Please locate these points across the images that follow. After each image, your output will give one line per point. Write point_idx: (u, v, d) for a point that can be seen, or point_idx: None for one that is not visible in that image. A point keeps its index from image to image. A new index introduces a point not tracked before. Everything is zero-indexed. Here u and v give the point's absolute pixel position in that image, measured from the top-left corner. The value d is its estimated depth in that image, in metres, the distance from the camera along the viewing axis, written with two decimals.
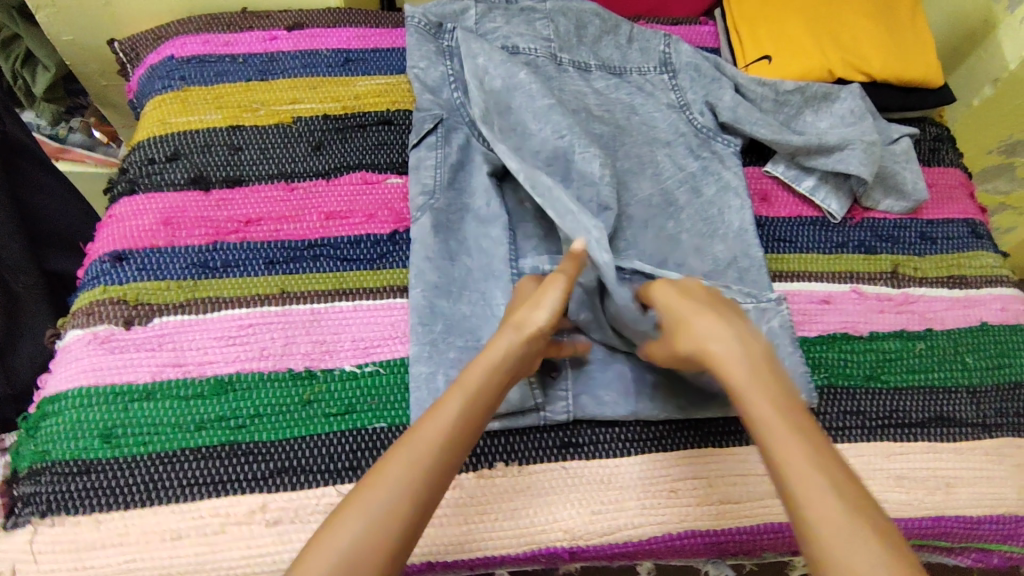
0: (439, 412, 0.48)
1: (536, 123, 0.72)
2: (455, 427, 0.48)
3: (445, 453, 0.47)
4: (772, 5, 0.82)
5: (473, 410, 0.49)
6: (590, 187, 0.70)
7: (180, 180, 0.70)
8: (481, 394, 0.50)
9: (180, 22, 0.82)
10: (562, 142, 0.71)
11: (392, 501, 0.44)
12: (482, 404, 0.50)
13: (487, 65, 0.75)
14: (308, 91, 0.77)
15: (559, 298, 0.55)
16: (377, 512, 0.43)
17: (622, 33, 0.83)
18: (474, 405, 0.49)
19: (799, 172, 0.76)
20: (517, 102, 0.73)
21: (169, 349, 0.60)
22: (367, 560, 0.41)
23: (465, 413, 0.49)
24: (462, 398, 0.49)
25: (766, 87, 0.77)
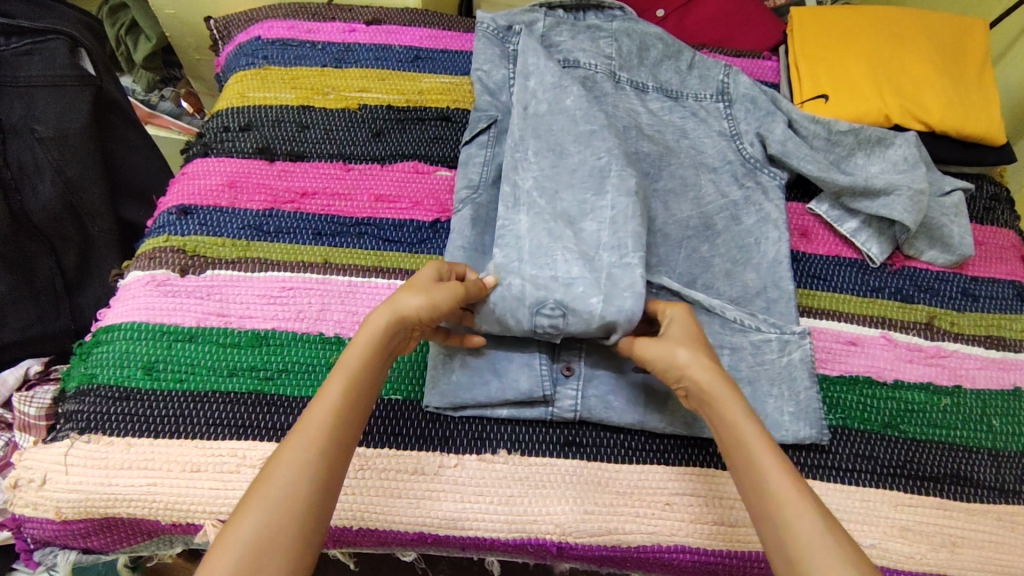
0: (321, 407, 0.47)
1: (573, 136, 0.72)
2: (340, 418, 0.47)
3: (337, 442, 0.46)
4: (835, 48, 0.83)
5: (356, 397, 0.48)
6: (622, 200, 0.67)
7: (249, 148, 0.75)
8: (365, 375, 0.49)
9: (271, 8, 0.89)
10: (600, 162, 0.70)
11: (301, 491, 0.43)
12: (368, 380, 0.49)
13: (537, 87, 0.75)
14: (376, 81, 0.82)
15: (444, 300, 0.53)
16: (287, 502, 0.42)
17: (684, 60, 0.86)
18: (357, 384, 0.49)
19: (842, 213, 0.76)
20: (560, 125, 0.72)
21: (216, 299, 0.65)
22: (274, 548, 0.41)
23: (348, 403, 0.48)
24: (344, 385, 0.48)
25: (819, 125, 0.78)
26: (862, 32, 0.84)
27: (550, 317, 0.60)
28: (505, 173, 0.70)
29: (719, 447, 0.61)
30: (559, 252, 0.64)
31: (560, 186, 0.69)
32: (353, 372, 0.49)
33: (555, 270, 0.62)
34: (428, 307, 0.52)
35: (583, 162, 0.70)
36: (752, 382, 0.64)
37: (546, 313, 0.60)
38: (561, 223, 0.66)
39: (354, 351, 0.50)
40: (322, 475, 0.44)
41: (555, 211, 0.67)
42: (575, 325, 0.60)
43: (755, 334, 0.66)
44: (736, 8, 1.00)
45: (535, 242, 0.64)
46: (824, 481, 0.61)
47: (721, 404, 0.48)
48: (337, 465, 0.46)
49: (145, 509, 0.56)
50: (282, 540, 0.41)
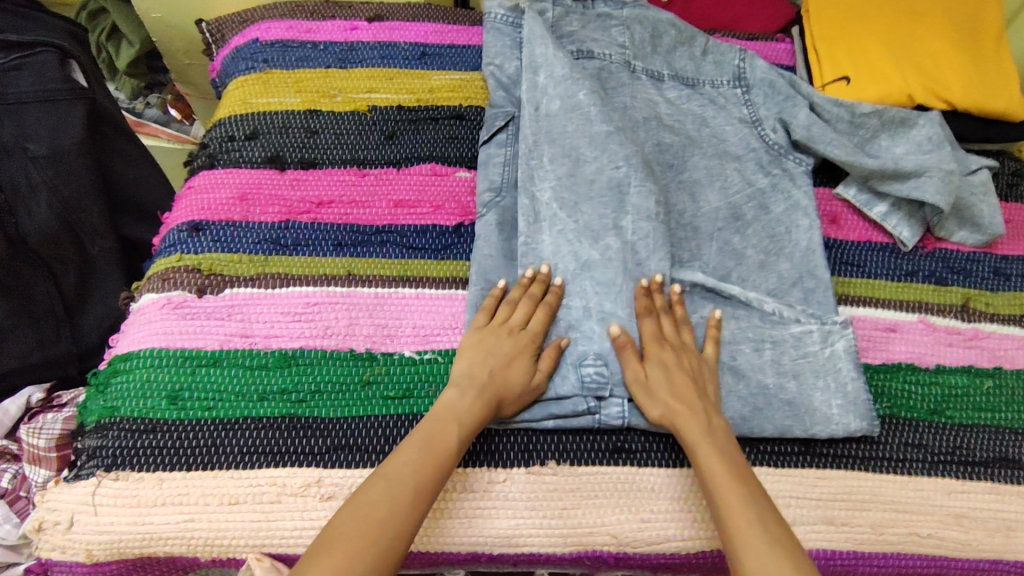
0: (397, 470, 0.50)
1: (589, 140, 0.70)
2: (418, 481, 0.50)
3: (411, 496, 0.49)
4: (855, 25, 0.80)
5: (430, 460, 0.51)
6: (642, 224, 0.66)
7: (258, 158, 0.72)
8: (441, 440, 0.52)
9: (266, 8, 0.85)
10: (618, 171, 0.69)
11: (378, 536, 0.46)
12: (444, 442, 0.52)
13: (547, 83, 0.73)
14: (384, 81, 0.79)
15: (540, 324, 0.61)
16: (367, 547, 0.45)
17: (697, 46, 0.85)
18: (431, 448, 0.52)
19: (871, 197, 0.74)
20: (574, 126, 0.71)
21: (238, 320, 0.62)
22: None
23: (423, 464, 0.51)
24: (421, 448, 0.52)
25: (842, 108, 0.76)
26: (881, 5, 0.81)
27: (594, 365, 0.60)
28: (523, 185, 0.69)
29: (770, 446, 0.61)
30: (586, 281, 0.64)
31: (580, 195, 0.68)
32: (431, 439, 0.52)
33: (586, 300, 0.63)
34: (466, 403, 0.55)
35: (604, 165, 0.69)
36: (797, 375, 0.63)
37: (590, 364, 0.60)
38: (586, 241, 0.66)
39: (429, 418, 0.54)
40: (391, 524, 0.47)
41: (581, 224, 0.66)
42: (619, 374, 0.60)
43: (794, 326, 0.65)
44: None
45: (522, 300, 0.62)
46: (876, 473, 0.60)
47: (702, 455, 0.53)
48: (403, 515, 0.48)
49: (183, 547, 0.54)
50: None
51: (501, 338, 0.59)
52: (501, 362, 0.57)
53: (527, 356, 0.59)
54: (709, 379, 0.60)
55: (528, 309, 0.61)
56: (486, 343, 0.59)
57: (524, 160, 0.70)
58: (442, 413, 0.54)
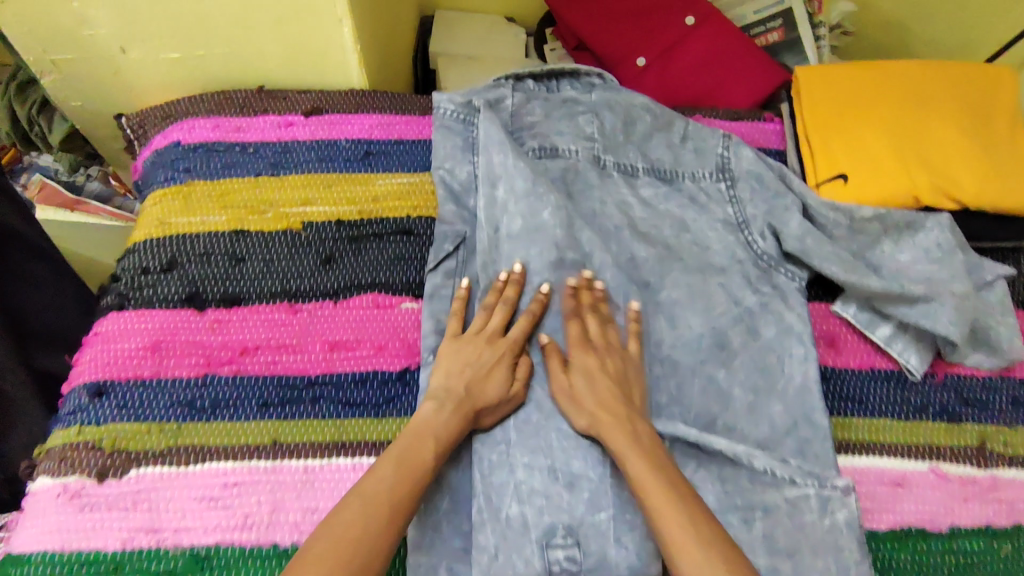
0: (372, 490, 0.48)
1: (551, 265, 0.63)
2: (393, 499, 0.49)
3: (389, 514, 0.48)
4: (851, 112, 0.71)
5: (406, 478, 0.50)
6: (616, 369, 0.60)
7: (174, 296, 0.63)
8: (416, 457, 0.52)
9: (191, 100, 0.75)
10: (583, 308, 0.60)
11: (360, 548, 0.45)
12: (419, 459, 0.52)
13: (507, 199, 0.65)
14: (321, 189, 0.70)
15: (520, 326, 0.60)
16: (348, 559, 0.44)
17: (675, 132, 0.76)
18: (406, 465, 0.51)
19: (873, 316, 0.66)
20: (533, 252, 0.63)
21: (145, 510, 0.54)
22: None
23: (399, 480, 0.50)
24: (396, 464, 0.50)
25: (838, 212, 0.67)
26: (880, 87, 0.72)
27: (564, 549, 0.53)
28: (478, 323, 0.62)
29: None
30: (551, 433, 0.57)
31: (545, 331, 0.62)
32: (403, 456, 0.51)
33: (551, 457, 0.56)
34: (444, 420, 0.54)
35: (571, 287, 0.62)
36: (791, 554, 0.55)
37: (558, 545, 0.54)
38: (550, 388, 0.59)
39: (405, 434, 0.53)
40: (367, 537, 0.46)
41: (544, 369, 0.60)
42: (591, 557, 0.54)
43: (789, 489, 0.57)
44: (726, 51, 0.88)
45: (496, 305, 0.61)
46: None
47: (625, 453, 0.52)
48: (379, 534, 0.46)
49: None
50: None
51: (477, 347, 0.59)
52: (478, 374, 0.57)
53: (504, 367, 0.58)
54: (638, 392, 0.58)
55: (504, 315, 0.60)
56: (461, 355, 0.58)
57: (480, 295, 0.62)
58: (417, 428, 0.54)
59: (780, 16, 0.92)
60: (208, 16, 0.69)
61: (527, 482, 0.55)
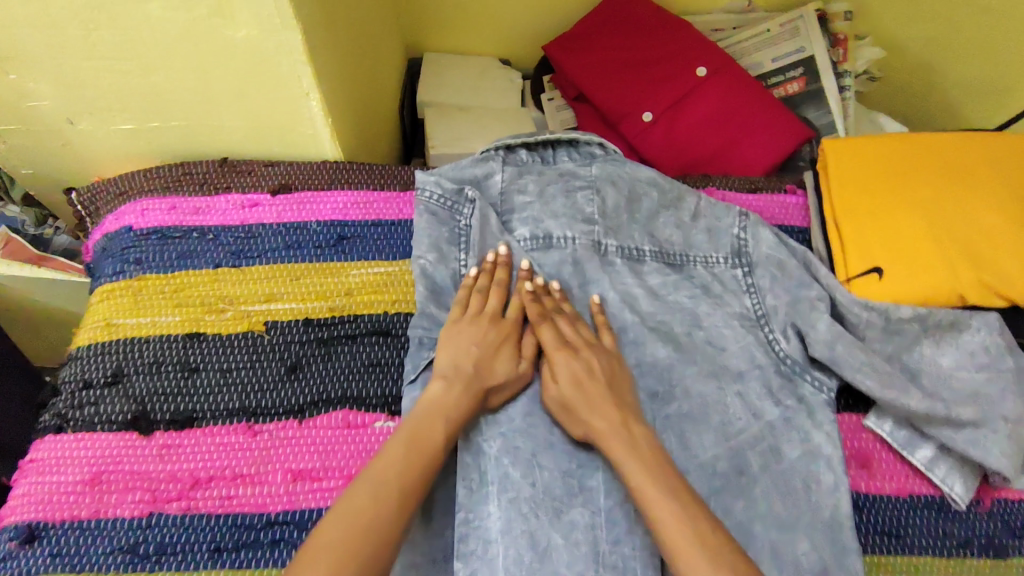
0: (382, 475, 0.47)
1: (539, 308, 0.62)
2: (405, 481, 0.47)
3: (400, 497, 0.46)
4: (886, 191, 0.63)
5: (417, 458, 0.49)
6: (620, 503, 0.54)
7: (119, 416, 0.56)
8: (426, 434, 0.50)
9: (145, 173, 0.67)
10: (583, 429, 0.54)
11: (373, 531, 0.44)
12: (429, 439, 0.50)
13: None
14: (287, 283, 0.62)
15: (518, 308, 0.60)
16: (360, 538, 0.43)
17: (685, 208, 0.68)
18: (417, 444, 0.49)
19: (911, 434, 0.58)
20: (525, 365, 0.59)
21: None
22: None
23: (409, 461, 0.48)
24: (406, 445, 0.49)
25: (873, 312, 0.59)
26: (919, 160, 0.64)
27: None
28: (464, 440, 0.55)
29: None
30: None
31: (538, 452, 0.55)
32: (414, 436, 0.50)
33: None
34: (455, 397, 0.53)
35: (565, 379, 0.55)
36: None
37: None
38: (545, 518, 0.52)
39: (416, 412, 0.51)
40: (377, 521, 0.44)
41: (541, 491, 0.53)
42: None
43: None
44: (741, 106, 0.80)
45: (490, 285, 0.60)
46: None
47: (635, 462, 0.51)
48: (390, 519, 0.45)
49: None
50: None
51: (479, 325, 0.58)
52: (486, 353, 0.56)
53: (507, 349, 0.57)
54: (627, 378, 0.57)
55: (501, 295, 0.60)
56: (465, 334, 0.57)
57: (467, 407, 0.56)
58: (430, 406, 0.52)
59: (801, 65, 0.83)
60: (161, 92, 0.62)
61: None
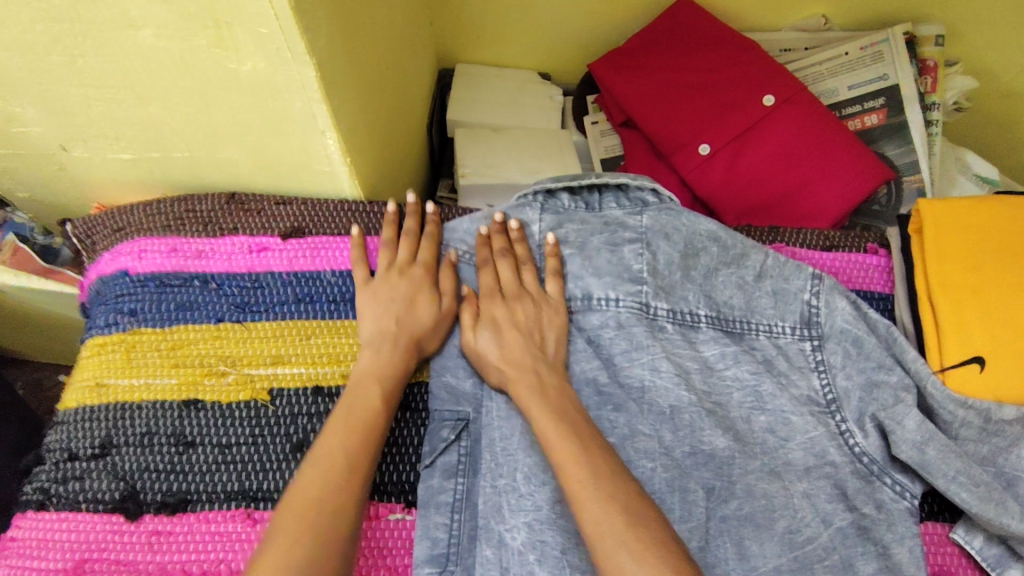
0: None
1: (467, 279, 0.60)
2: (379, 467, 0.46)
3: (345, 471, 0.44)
4: (984, 269, 0.54)
5: (362, 423, 0.47)
6: None
7: (106, 495, 0.50)
8: (362, 404, 0.49)
9: (145, 209, 0.61)
10: None
11: (328, 504, 0.42)
12: (365, 402, 0.49)
13: None
14: (298, 343, 0.56)
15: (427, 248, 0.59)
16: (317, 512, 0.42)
17: (748, 268, 0.59)
18: (355, 411, 0.48)
19: (1004, 553, 0.50)
20: None
21: None
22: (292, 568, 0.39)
23: None
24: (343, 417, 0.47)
25: (971, 409, 0.51)
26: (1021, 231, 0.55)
27: None
28: (484, 536, 0.48)
29: None
30: None
31: (567, 550, 0.47)
32: (350, 409, 0.48)
33: None
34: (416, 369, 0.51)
35: (578, 459, 0.45)
36: None
37: None
38: None
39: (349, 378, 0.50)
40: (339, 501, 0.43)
41: None
42: None
43: None
44: (812, 144, 0.71)
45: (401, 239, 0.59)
46: None
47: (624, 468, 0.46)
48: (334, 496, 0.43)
49: None
50: (310, 552, 0.40)
51: (393, 282, 0.56)
52: (403, 306, 0.54)
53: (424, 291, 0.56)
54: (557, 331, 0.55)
55: (410, 244, 0.59)
56: (378, 295, 0.55)
57: (489, 493, 0.50)
58: (361, 378, 0.51)
59: (882, 95, 0.75)
60: (161, 125, 0.56)
61: None
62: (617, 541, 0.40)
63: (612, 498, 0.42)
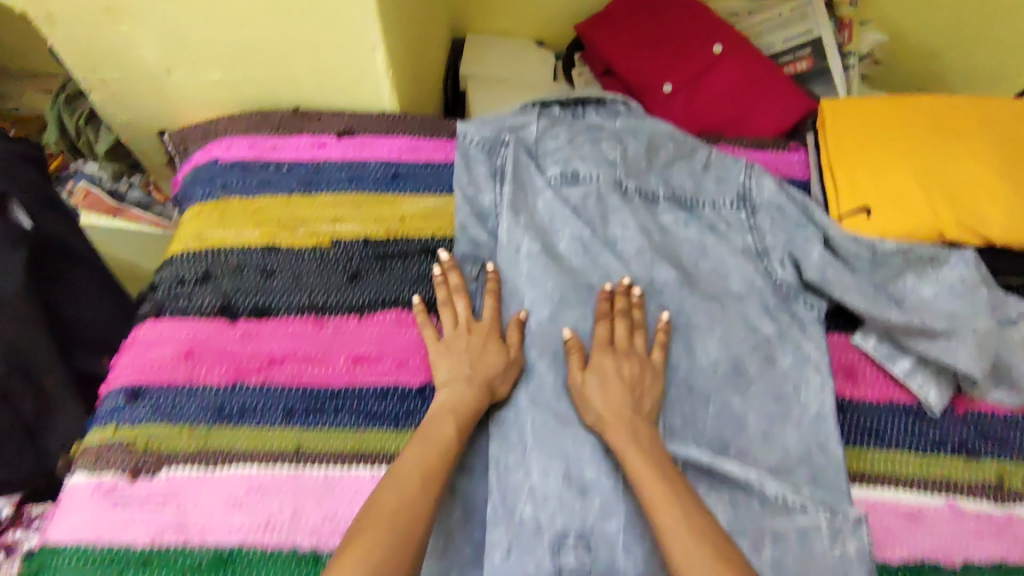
0: None
1: (580, 311, 0.64)
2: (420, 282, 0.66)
3: (415, 493, 0.51)
4: (876, 145, 0.72)
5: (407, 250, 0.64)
6: None
7: (208, 306, 0.66)
8: (439, 436, 0.55)
9: (231, 119, 0.79)
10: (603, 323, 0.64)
11: (405, 517, 0.49)
12: (440, 434, 0.55)
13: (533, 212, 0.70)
14: (351, 208, 0.73)
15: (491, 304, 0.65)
16: (395, 523, 0.49)
17: (698, 159, 0.76)
18: (429, 441, 0.55)
19: (892, 349, 0.66)
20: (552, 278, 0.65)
21: (174, 508, 0.57)
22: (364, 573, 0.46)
23: None
24: (420, 443, 0.55)
25: (862, 245, 0.67)
26: (906, 118, 0.72)
27: (575, 552, 0.54)
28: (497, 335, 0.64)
29: None
30: (570, 440, 0.58)
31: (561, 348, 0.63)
32: (427, 437, 0.55)
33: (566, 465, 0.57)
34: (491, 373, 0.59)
35: (669, 502, 0.51)
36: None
37: (570, 548, 0.55)
38: (567, 399, 0.60)
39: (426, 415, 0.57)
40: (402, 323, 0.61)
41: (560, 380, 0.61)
42: (602, 560, 0.54)
43: (799, 517, 0.58)
44: (754, 79, 0.89)
45: (458, 294, 0.65)
46: None
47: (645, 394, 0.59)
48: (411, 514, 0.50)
49: None
50: (381, 559, 0.47)
51: (462, 336, 0.62)
52: (475, 353, 0.61)
53: (493, 342, 0.62)
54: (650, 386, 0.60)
55: (467, 300, 0.65)
56: (452, 349, 0.62)
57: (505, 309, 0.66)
58: (438, 413, 0.57)
59: (810, 44, 0.93)
60: (250, 46, 0.74)
61: (543, 486, 0.56)
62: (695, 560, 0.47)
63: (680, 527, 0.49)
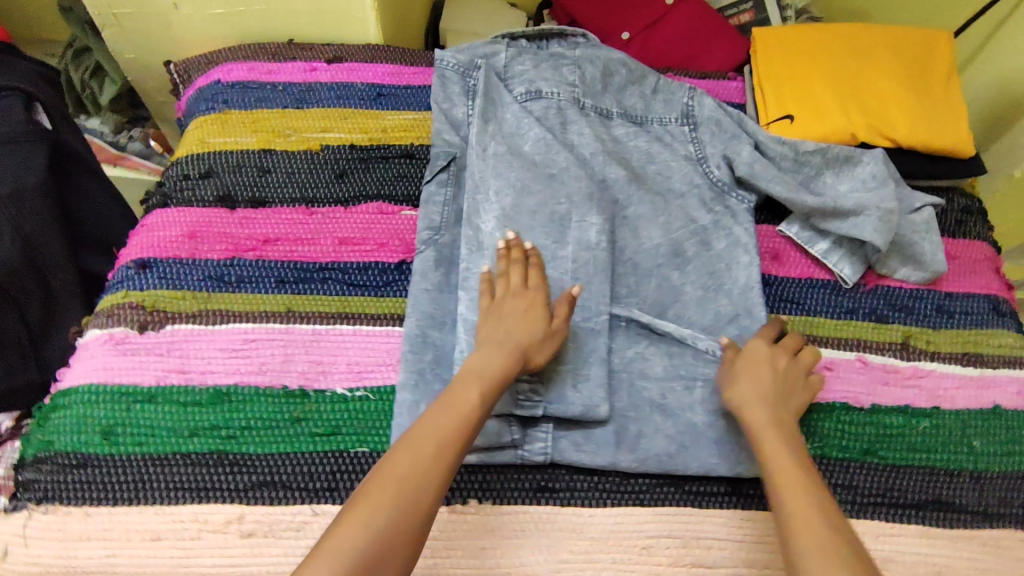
0: None
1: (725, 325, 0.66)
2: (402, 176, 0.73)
3: (431, 462, 0.50)
4: (802, 67, 0.82)
5: None
6: (583, 254, 0.70)
7: (210, 197, 0.74)
8: (464, 400, 0.54)
9: (230, 49, 0.87)
10: (561, 208, 0.72)
11: (409, 495, 0.48)
12: (465, 397, 0.54)
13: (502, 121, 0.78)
14: (339, 121, 0.82)
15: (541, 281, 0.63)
16: (401, 492, 0.48)
17: (649, 83, 0.85)
18: (452, 405, 0.54)
19: (813, 234, 0.75)
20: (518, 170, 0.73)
21: (176, 355, 0.64)
22: (365, 551, 0.45)
23: None
24: (443, 403, 0.54)
25: (786, 146, 0.77)
26: (828, 46, 0.83)
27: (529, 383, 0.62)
28: (467, 217, 0.71)
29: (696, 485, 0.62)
30: None
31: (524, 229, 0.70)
32: (453, 401, 0.54)
33: None
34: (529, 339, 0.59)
35: (804, 489, 0.51)
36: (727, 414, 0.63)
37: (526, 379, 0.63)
38: None
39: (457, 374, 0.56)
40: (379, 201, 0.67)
41: None
42: (556, 395, 0.62)
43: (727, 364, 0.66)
44: (701, 25, 0.99)
45: (511, 266, 0.64)
46: None
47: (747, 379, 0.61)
48: (416, 506, 0.48)
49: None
50: (382, 527, 0.46)
51: (515, 303, 0.61)
52: (520, 322, 0.60)
53: (540, 313, 0.61)
54: (797, 405, 0.60)
55: (521, 270, 0.63)
56: (502, 316, 0.61)
57: (471, 196, 0.73)
58: (467, 373, 0.56)
59: None
60: None
61: None
62: (815, 532, 0.48)
63: (807, 510, 0.49)
